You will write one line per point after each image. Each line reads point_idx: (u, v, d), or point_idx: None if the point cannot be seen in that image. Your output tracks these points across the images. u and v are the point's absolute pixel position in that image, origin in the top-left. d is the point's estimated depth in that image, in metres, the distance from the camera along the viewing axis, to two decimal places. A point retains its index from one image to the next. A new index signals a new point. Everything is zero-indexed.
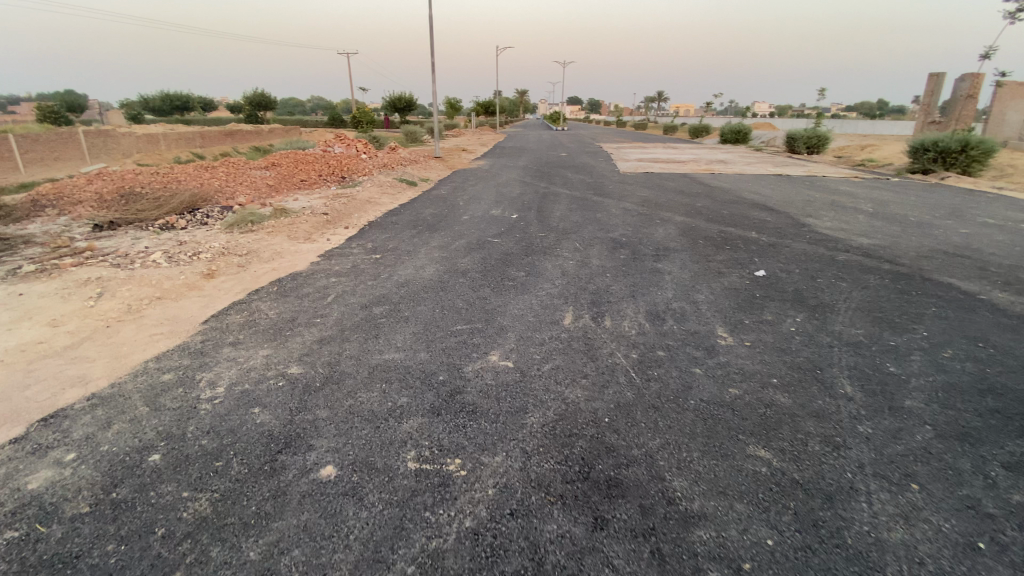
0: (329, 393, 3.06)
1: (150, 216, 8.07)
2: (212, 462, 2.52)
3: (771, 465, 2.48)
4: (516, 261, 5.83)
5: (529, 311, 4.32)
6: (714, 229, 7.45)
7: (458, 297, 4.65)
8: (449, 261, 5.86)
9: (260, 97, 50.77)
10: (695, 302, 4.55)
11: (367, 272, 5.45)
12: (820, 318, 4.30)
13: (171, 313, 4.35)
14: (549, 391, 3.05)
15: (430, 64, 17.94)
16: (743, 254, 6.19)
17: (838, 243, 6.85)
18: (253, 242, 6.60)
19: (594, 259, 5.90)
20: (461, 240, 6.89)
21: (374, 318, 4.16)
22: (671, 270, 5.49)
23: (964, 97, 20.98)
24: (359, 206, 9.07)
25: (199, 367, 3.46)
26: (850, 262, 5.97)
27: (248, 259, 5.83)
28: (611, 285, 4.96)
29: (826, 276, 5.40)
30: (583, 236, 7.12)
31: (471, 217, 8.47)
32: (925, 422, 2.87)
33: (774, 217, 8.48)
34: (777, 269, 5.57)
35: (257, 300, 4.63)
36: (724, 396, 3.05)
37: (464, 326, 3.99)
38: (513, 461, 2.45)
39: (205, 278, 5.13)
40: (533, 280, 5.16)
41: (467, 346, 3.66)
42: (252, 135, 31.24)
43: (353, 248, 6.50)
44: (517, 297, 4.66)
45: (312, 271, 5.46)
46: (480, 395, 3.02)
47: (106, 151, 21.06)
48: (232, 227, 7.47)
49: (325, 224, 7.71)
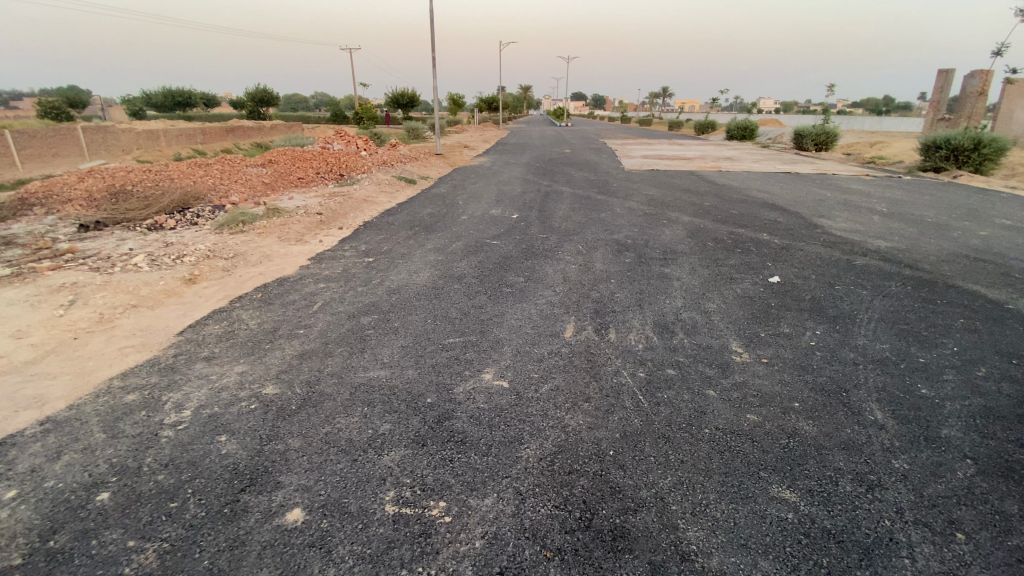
0: (304, 418, 2.78)
1: (139, 215, 7.81)
2: (167, 503, 2.24)
3: (798, 509, 2.19)
4: (515, 265, 5.54)
5: (528, 322, 4.02)
6: (723, 231, 7.13)
7: (452, 306, 4.36)
8: (444, 265, 5.57)
9: (262, 93, 50.69)
10: (706, 312, 4.24)
11: (357, 277, 5.17)
12: (841, 331, 3.99)
13: (146, 323, 4.08)
14: (547, 417, 2.77)
15: (431, 59, 17.63)
16: (755, 257, 5.88)
17: (854, 246, 6.53)
18: (241, 244, 6.33)
19: (598, 264, 5.60)
20: (458, 242, 6.59)
21: (361, 330, 3.87)
22: (678, 275, 5.19)
23: (974, 94, 20.55)
24: (355, 206, 8.78)
25: (167, 387, 3.18)
26: (867, 266, 5.65)
27: (234, 262, 5.56)
28: (616, 293, 4.67)
29: (844, 283, 5.08)
30: (586, 237, 6.81)
31: (469, 217, 8.17)
32: (965, 455, 2.56)
33: (785, 217, 8.15)
34: (791, 275, 5.26)
35: (238, 308, 4.35)
36: (741, 425, 2.76)
37: (457, 339, 3.70)
38: (504, 505, 2.17)
39: (186, 284, 4.86)
40: (533, 286, 4.87)
41: (460, 362, 3.36)
42: (254, 132, 31.06)
43: (346, 250, 6.21)
44: (515, 305, 4.36)
45: (299, 276, 5.18)
46: (471, 421, 2.73)
47: (105, 148, 20.90)
48: (222, 228, 7.19)
49: (318, 224, 7.43)
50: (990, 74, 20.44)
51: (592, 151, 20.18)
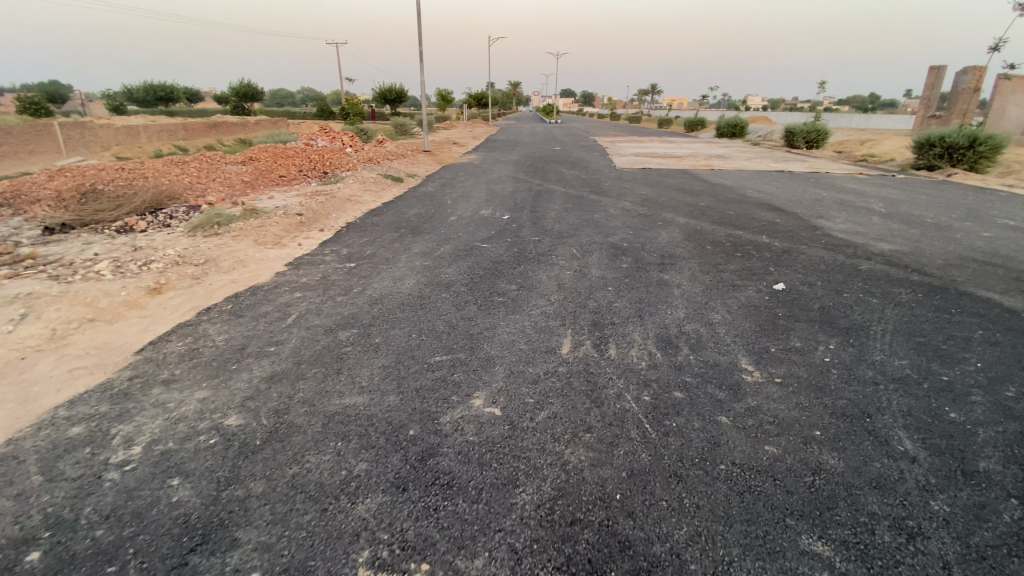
0: (270, 457, 2.45)
1: (109, 217, 7.38)
2: (103, 566, 1.92)
3: (833, 567, 1.91)
4: (507, 271, 5.23)
5: (521, 336, 3.71)
6: (721, 233, 6.88)
7: (438, 318, 4.03)
8: (431, 271, 5.25)
9: (247, 89, 49.88)
10: (710, 324, 3.96)
11: (337, 285, 4.82)
12: (856, 345, 3.72)
13: (102, 340, 3.72)
14: (545, 452, 2.46)
15: (418, 54, 17.21)
16: (757, 261, 5.62)
17: (857, 249, 6.31)
18: (215, 248, 5.95)
19: (594, 269, 5.31)
20: (446, 245, 6.27)
21: (338, 347, 3.54)
22: (678, 282, 4.91)
23: (966, 90, 20.56)
24: (338, 206, 8.42)
25: (118, 417, 2.84)
26: (874, 271, 5.42)
27: (205, 268, 5.20)
28: (614, 301, 4.38)
29: (853, 290, 4.83)
30: (580, 240, 6.52)
31: (459, 218, 7.84)
32: (1010, 494, 2.30)
33: (784, 218, 7.91)
34: (797, 281, 5.00)
35: (205, 322, 4.00)
36: (760, 459, 2.47)
37: (444, 357, 3.38)
38: (498, 567, 1.86)
39: (151, 294, 4.49)
40: (526, 295, 4.56)
41: (446, 385, 3.05)
42: (238, 128, 30.44)
43: (326, 255, 5.85)
44: (507, 317, 4.06)
45: (274, 284, 4.83)
46: (458, 459, 2.42)
47: (84, 145, 20.25)
48: (196, 230, 6.83)
49: (298, 226, 7.06)
50: (982, 70, 20.46)
51: (583, 149, 19.91)
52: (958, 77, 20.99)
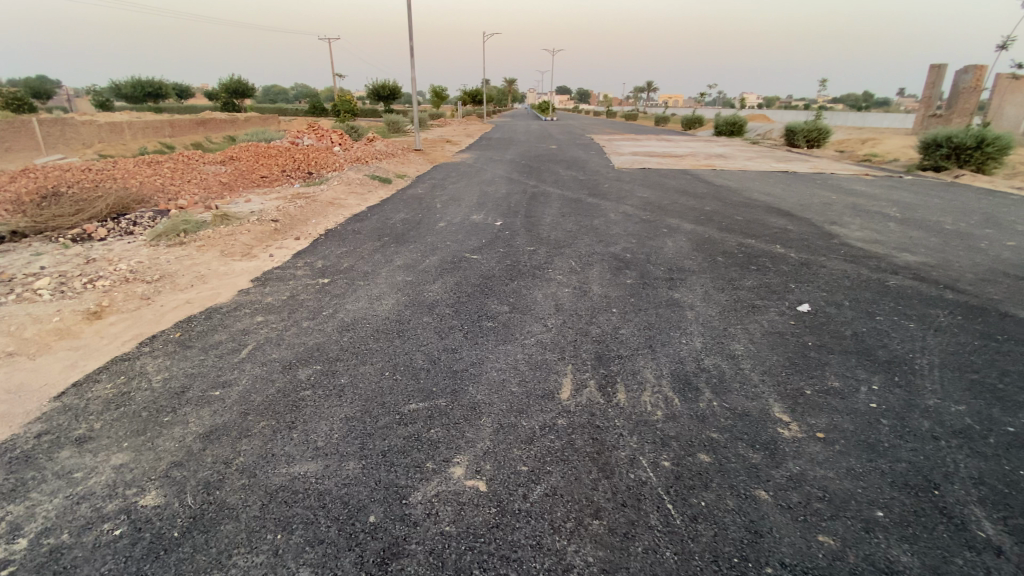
0: (187, 560, 1.90)
1: (66, 223, 6.78)
2: None
3: None
4: (498, 288, 4.69)
5: (512, 374, 3.16)
6: (731, 242, 6.36)
7: (417, 350, 3.46)
8: (414, 287, 4.70)
9: (237, 84, 49.07)
10: (733, 358, 3.41)
11: (304, 306, 4.25)
12: (904, 386, 3.19)
13: (18, 381, 3.14)
14: (542, 551, 1.92)
15: (409, 49, 16.58)
16: (775, 276, 5.10)
17: (879, 260, 5.80)
18: (175, 260, 5.39)
19: (595, 286, 4.76)
20: (432, 256, 5.71)
21: (294, 391, 2.99)
22: (690, 302, 4.38)
23: (966, 89, 20.20)
24: (318, 210, 7.85)
25: (11, 491, 2.29)
26: (903, 288, 4.91)
27: (160, 285, 4.65)
28: (619, 327, 3.85)
29: (886, 312, 4.30)
30: (579, 250, 5.98)
31: (447, 224, 7.28)
32: None
33: (796, 225, 7.39)
34: (822, 301, 4.47)
35: (145, 357, 3.45)
36: (815, 558, 1.94)
37: (421, 405, 2.82)
38: None
39: (88, 321, 3.93)
40: (519, 319, 4.00)
41: (420, 446, 2.49)
42: (227, 124, 29.74)
43: (298, 268, 5.29)
44: (497, 349, 3.49)
45: (234, 306, 4.28)
46: (429, 562, 1.87)
47: (64, 142, 19.54)
48: (159, 237, 6.27)
49: (271, 234, 6.47)
50: (983, 69, 20.09)
51: (579, 147, 19.34)
52: (958, 76, 20.61)
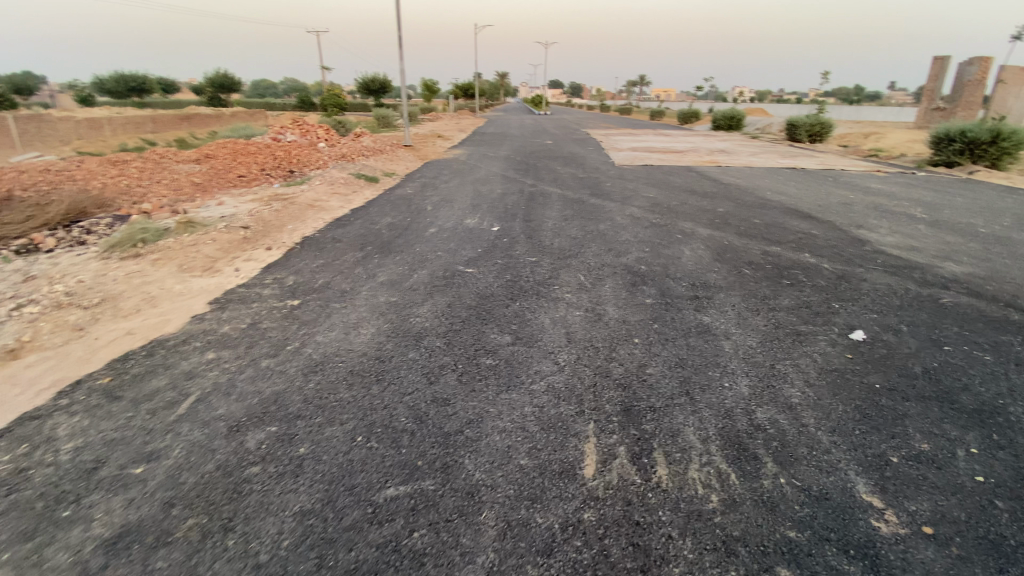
0: None
1: (12, 231, 6.02)
2: None
3: None
4: (498, 310, 4.03)
5: (521, 436, 2.49)
6: (755, 250, 5.73)
7: (398, 401, 2.77)
8: (400, 310, 4.02)
9: (225, 78, 47.88)
10: (792, 410, 2.75)
11: (267, 338, 3.56)
12: (1007, 448, 2.55)
13: None
14: None
15: (398, 40, 15.76)
16: (814, 293, 4.47)
17: (923, 271, 5.18)
18: (124, 278, 4.67)
19: (611, 307, 4.11)
20: (422, 269, 5.04)
21: (240, 468, 2.31)
22: (724, 328, 3.73)
23: (971, 81, 19.64)
24: (297, 215, 7.14)
25: None
26: (962, 307, 4.29)
27: (100, 311, 3.95)
28: (646, 364, 3.19)
29: (953, 340, 3.66)
30: (587, 261, 5.32)
31: (439, 229, 6.60)
32: None
33: (820, 228, 6.77)
34: (876, 326, 3.84)
35: (62, 413, 2.76)
36: None
37: (403, 490, 2.15)
38: None
39: (4, 363, 3.23)
40: (523, 354, 3.32)
41: (400, 562, 1.83)
42: (212, 120, 28.79)
43: (267, 285, 4.60)
44: (498, 398, 2.80)
45: (184, 337, 3.59)
46: None
47: (40, 138, 18.58)
48: (113, 249, 5.55)
49: (240, 243, 5.75)
50: (987, 62, 19.54)
51: (576, 143, 18.65)
52: (962, 69, 20.06)
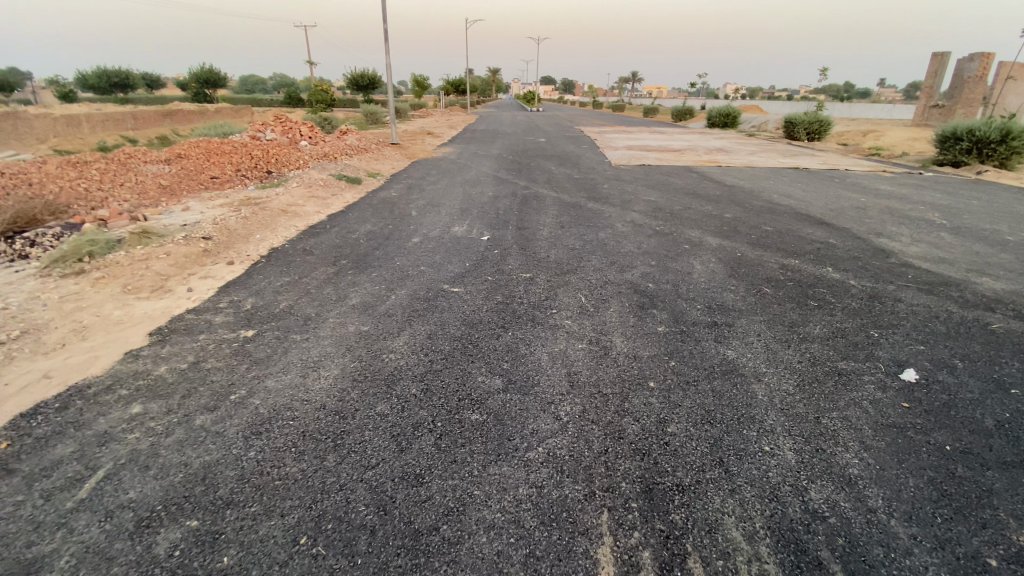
0: None
1: None
2: None
3: None
4: (487, 343, 3.45)
5: (515, 536, 1.91)
6: (771, 263, 5.19)
7: (357, 479, 2.19)
8: (372, 344, 3.43)
9: (211, 74, 46.87)
10: (852, 488, 2.20)
11: (209, 383, 2.96)
12: None
13: None
14: None
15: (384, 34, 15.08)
16: (846, 318, 3.92)
17: (960, 289, 4.65)
18: (58, 303, 4.05)
19: (617, 338, 3.55)
20: (400, 289, 4.45)
21: None
22: (753, 366, 3.17)
23: (972, 77, 19.23)
24: (267, 221, 6.52)
25: None
26: (1016, 334, 3.75)
27: (16, 348, 3.33)
28: (667, 420, 2.62)
29: (1019, 380, 3.10)
30: (587, 277, 4.76)
31: (423, 239, 6.01)
32: None
33: (837, 237, 6.25)
34: (927, 362, 3.28)
35: None
36: None
37: None
38: None
39: None
40: (517, 404, 2.75)
41: None
42: (196, 116, 27.95)
43: (221, 310, 4.00)
44: (485, 474, 2.22)
45: (109, 383, 2.98)
46: None
47: (16, 137, 17.77)
48: (54, 264, 4.92)
49: (199, 258, 5.14)
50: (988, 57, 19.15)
51: (569, 141, 18.02)
52: (963, 65, 19.66)
